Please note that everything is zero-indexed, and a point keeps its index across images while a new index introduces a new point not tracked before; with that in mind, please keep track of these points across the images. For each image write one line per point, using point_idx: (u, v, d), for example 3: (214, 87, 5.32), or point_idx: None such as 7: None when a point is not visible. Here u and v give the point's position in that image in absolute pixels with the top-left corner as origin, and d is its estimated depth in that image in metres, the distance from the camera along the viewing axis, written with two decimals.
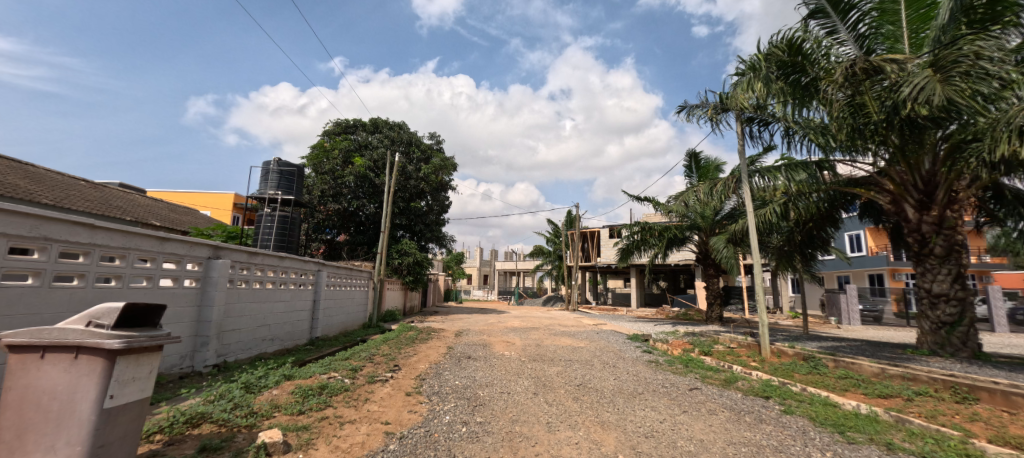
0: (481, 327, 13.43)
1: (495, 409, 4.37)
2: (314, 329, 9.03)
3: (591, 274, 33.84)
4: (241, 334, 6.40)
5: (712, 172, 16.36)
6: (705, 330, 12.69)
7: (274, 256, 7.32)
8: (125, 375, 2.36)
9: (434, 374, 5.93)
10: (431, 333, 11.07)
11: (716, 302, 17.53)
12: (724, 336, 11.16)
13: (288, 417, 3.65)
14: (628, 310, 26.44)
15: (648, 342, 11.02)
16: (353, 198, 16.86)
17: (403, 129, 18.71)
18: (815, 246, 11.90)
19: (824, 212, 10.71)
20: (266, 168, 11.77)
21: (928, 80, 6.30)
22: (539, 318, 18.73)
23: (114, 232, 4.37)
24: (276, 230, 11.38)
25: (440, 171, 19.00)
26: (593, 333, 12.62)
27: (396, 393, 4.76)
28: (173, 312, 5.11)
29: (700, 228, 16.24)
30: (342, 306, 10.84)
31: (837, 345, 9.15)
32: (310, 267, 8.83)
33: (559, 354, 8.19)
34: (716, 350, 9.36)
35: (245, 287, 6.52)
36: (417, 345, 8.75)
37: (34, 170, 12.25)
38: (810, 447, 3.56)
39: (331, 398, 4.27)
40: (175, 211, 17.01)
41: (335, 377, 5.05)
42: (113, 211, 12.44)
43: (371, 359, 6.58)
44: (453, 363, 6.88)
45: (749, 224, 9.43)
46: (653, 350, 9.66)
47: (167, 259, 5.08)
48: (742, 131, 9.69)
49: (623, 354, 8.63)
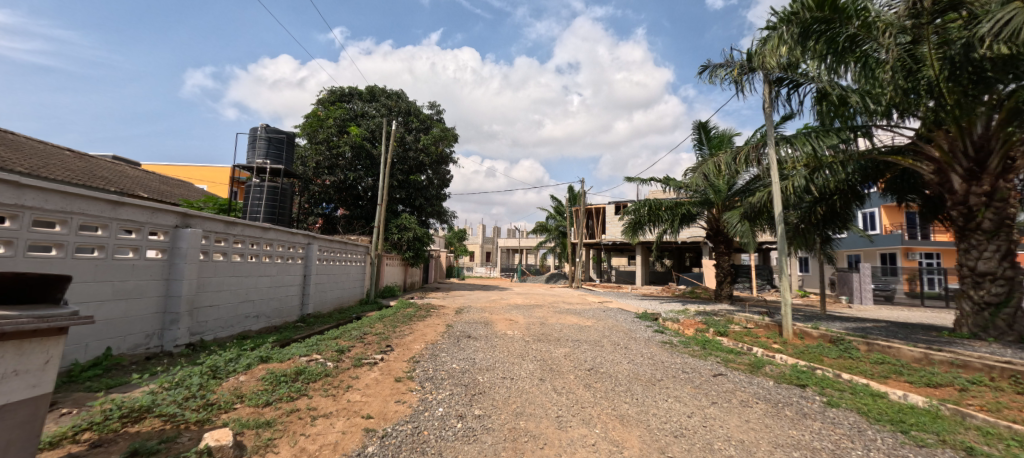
0: (483, 304, 13.00)
1: (496, 399, 3.80)
2: (306, 305, 8.52)
3: (596, 252, 33.37)
4: (221, 310, 5.85)
5: (724, 143, 15.53)
6: (718, 309, 12.15)
7: (257, 227, 6.70)
8: (0, 369, 1.77)
9: (429, 356, 5.36)
10: (430, 310, 10.56)
11: (725, 280, 16.97)
12: (740, 315, 10.57)
13: (250, 410, 3.05)
14: (633, 288, 26.02)
15: (658, 321, 10.49)
16: (350, 170, 16.08)
17: (402, 98, 17.75)
18: (838, 223, 11.25)
19: (847, 184, 9.88)
20: (253, 135, 11.03)
21: (1014, 13, 5.12)
22: (542, 295, 18.36)
23: (49, 193, 3.68)
24: (266, 202, 10.66)
25: (440, 141, 18.13)
26: (600, 311, 12.10)
27: (384, 379, 4.18)
28: (133, 286, 4.51)
29: (713, 203, 15.48)
30: (338, 281, 10.37)
31: (864, 327, 8.56)
32: (299, 240, 8.21)
33: (565, 334, 7.65)
34: (732, 330, 8.83)
35: (222, 260, 5.90)
36: (414, 323, 8.24)
37: (13, 137, 11.66)
38: (874, 451, 2.96)
39: (308, 385, 3.70)
40: (167, 183, 16.45)
41: (316, 360, 4.47)
42: (96, 182, 11.86)
43: (363, 339, 6.05)
44: (451, 343, 6.35)
45: (775, 194, 8.61)
46: (665, 329, 9.05)
47: (124, 226, 4.40)
48: (770, 94, 8.84)
49: (633, 335, 8.04)
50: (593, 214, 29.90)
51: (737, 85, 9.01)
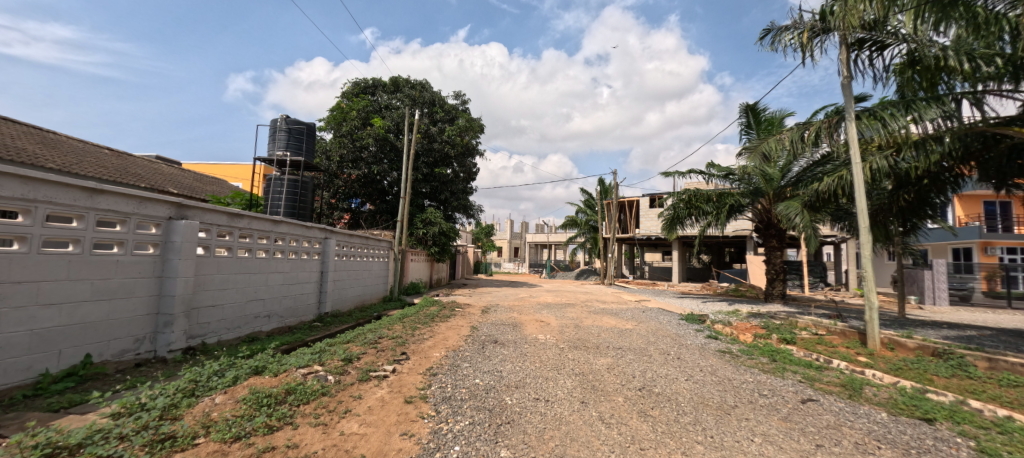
0: (511, 302, 12.29)
1: (528, 434, 2.96)
2: (324, 303, 8.05)
3: (629, 247, 31.96)
4: (225, 310, 5.36)
5: (778, 127, 13.91)
6: (775, 310, 10.81)
7: (266, 220, 6.19)
8: None
9: (449, 367, 4.61)
10: (455, 309, 9.89)
11: (777, 278, 15.40)
12: (804, 318, 9.24)
13: (213, 449, 2.35)
14: (669, 285, 24.50)
15: (707, 323, 9.35)
16: (374, 163, 15.62)
17: (426, 88, 17.21)
18: (923, 211, 9.69)
19: (939, 167, 8.28)
20: (274, 127, 10.67)
21: None
22: (573, 292, 17.39)
23: (7, 178, 3.11)
24: (287, 195, 10.31)
25: (466, 132, 17.46)
26: (639, 312, 11.03)
27: (391, 400, 3.43)
28: (117, 285, 3.99)
29: (764, 193, 13.97)
30: (359, 278, 9.90)
31: (968, 336, 7.12)
32: (314, 233, 7.70)
33: (604, 339, 6.74)
34: (800, 337, 7.60)
35: (226, 255, 5.40)
36: (436, 324, 7.53)
37: (53, 136, 11.88)
38: None
39: (297, 410, 3.00)
40: (200, 181, 16.66)
41: (315, 373, 3.80)
42: (128, 178, 11.91)
43: (376, 344, 5.36)
44: (476, 349, 5.59)
45: (856, 176, 7.25)
46: (718, 334, 7.94)
47: (104, 217, 3.87)
48: (847, 59, 7.51)
49: (683, 341, 7.01)
50: (625, 207, 28.49)
51: (807, 51, 7.71)
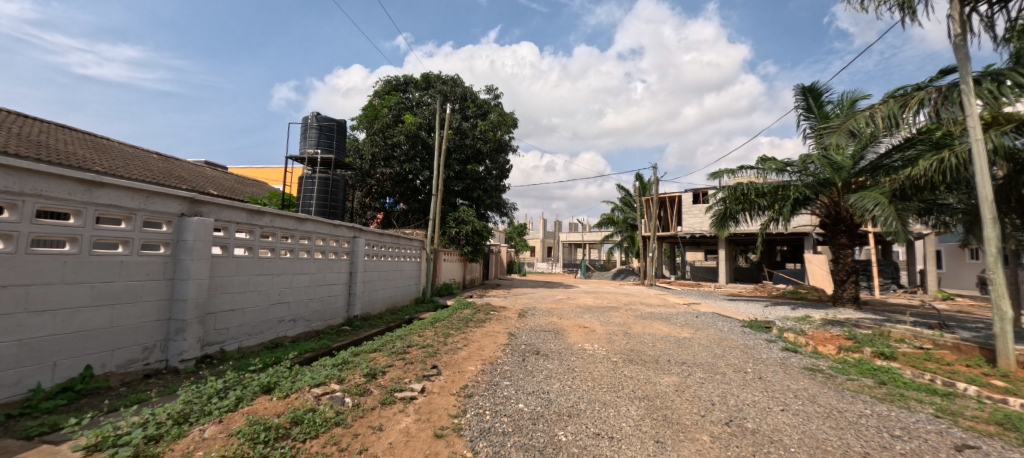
0: (548, 305, 11.55)
1: None
2: (353, 306, 7.63)
3: (670, 246, 30.26)
4: (244, 315, 4.96)
5: (845, 110, 12.33)
6: (854, 317, 9.40)
7: (290, 218, 5.78)
8: None
9: (487, 385, 3.93)
10: (490, 313, 9.25)
11: (848, 280, 13.65)
12: (897, 327, 7.85)
13: None
14: (716, 286, 22.80)
15: (777, 331, 8.17)
16: (405, 162, 15.34)
17: (457, 83, 16.74)
18: None
19: None
20: (305, 124, 10.47)
21: None
22: (614, 294, 16.34)
23: None
24: (318, 193, 10.09)
25: (498, 127, 16.86)
26: (693, 317, 9.96)
27: (417, 435, 2.74)
28: (121, 288, 3.59)
29: (834, 184, 12.33)
30: (389, 279, 9.47)
31: None
32: (342, 232, 7.27)
33: (662, 350, 5.87)
34: (901, 352, 6.33)
35: (246, 255, 5.00)
36: (471, 330, 6.90)
37: (105, 142, 12.34)
38: None
39: (300, 449, 2.39)
40: (242, 183, 17.03)
41: (331, 394, 3.21)
42: (171, 180, 12.16)
43: (404, 355, 4.77)
44: (516, 362, 4.90)
45: (977, 155, 5.91)
46: (795, 346, 6.81)
47: (105, 213, 3.47)
48: (962, 15, 6.16)
49: (756, 354, 6.00)
50: (666, 204, 26.96)
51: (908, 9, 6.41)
